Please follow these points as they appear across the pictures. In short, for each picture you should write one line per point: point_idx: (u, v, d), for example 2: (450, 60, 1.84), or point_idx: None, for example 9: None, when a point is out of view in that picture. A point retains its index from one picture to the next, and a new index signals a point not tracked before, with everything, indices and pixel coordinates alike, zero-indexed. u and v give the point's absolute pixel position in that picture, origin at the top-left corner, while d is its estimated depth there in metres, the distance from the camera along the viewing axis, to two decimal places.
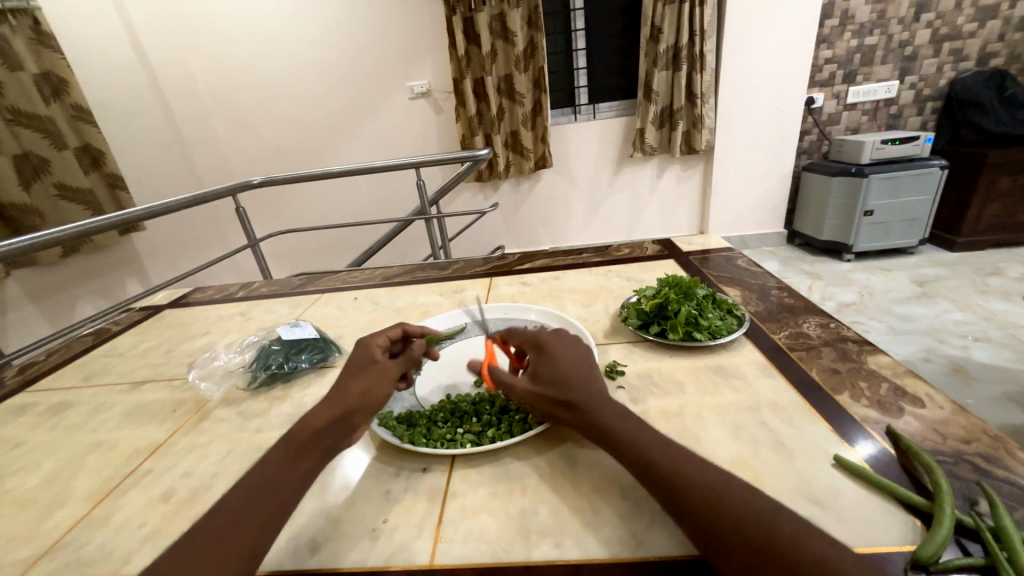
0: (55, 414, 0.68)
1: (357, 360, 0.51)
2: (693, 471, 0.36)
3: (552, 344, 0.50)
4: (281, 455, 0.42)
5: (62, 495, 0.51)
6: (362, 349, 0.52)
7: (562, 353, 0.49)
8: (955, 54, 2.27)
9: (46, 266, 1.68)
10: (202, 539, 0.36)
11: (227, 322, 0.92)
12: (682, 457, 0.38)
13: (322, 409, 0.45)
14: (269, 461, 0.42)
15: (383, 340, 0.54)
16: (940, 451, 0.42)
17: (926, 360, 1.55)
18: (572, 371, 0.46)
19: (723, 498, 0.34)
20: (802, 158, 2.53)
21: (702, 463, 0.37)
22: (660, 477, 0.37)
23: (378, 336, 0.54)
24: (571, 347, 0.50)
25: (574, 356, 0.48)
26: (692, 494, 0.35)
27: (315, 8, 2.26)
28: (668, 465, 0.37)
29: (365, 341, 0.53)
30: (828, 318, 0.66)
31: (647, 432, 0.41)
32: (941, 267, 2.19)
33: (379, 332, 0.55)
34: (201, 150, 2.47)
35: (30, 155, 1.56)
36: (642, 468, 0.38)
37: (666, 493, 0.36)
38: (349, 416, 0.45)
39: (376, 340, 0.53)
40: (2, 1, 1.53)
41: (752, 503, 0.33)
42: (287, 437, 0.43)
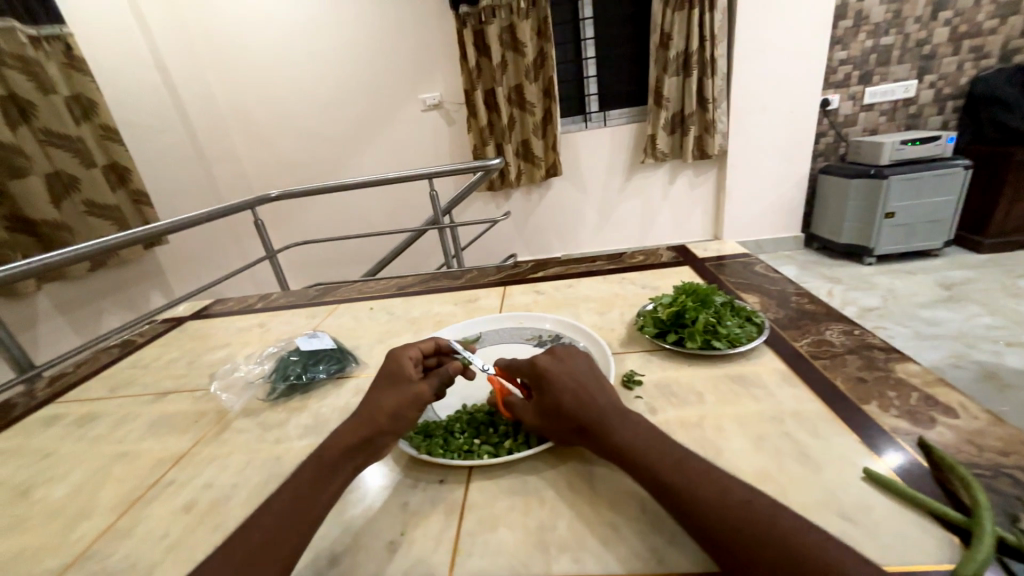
0: (82, 425, 0.70)
1: (390, 375, 0.51)
2: (711, 491, 0.35)
3: (554, 367, 0.48)
4: (312, 473, 0.43)
5: (90, 505, 0.52)
6: (395, 363, 0.52)
7: (568, 376, 0.47)
8: (975, 51, 2.22)
9: (75, 280, 1.74)
10: (235, 552, 0.37)
11: (247, 333, 0.94)
12: (698, 475, 0.37)
13: (352, 427, 0.46)
14: (299, 477, 0.43)
15: (415, 353, 0.54)
16: (976, 463, 0.40)
17: (955, 367, 1.49)
18: (581, 396, 0.45)
19: (742, 520, 0.33)
20: (819, 161, 2.49)
21: (719, 481, 0.36)
22: (676, 497, 0.36)
23: (410, 350, 0.54)
24: (575, 367, 0.49)
25: (581, 378, 0.47)
26: (710, 516, 0.34)
27: (331, 26, 2.32)
28: (684, 486, 0.36)
29: (397, 355, 0.53)
30: (852, 324, 0.64)
31: (662, 451, 0.40)
32: (968, 269, 2.12)
33: (412, 344, 0.56)
34: (221, 165, 2.54)
35: (61, 173, 1.63)
36: (658, 490, 0.37)
37: (683, 514, 0.35)
38: (378, 436, 0.46)
39: (408, 355, 0.53)
40: (38, 29, 1.62)
41: (772, 523, 0.32)
42: (317, 454, 0.44)
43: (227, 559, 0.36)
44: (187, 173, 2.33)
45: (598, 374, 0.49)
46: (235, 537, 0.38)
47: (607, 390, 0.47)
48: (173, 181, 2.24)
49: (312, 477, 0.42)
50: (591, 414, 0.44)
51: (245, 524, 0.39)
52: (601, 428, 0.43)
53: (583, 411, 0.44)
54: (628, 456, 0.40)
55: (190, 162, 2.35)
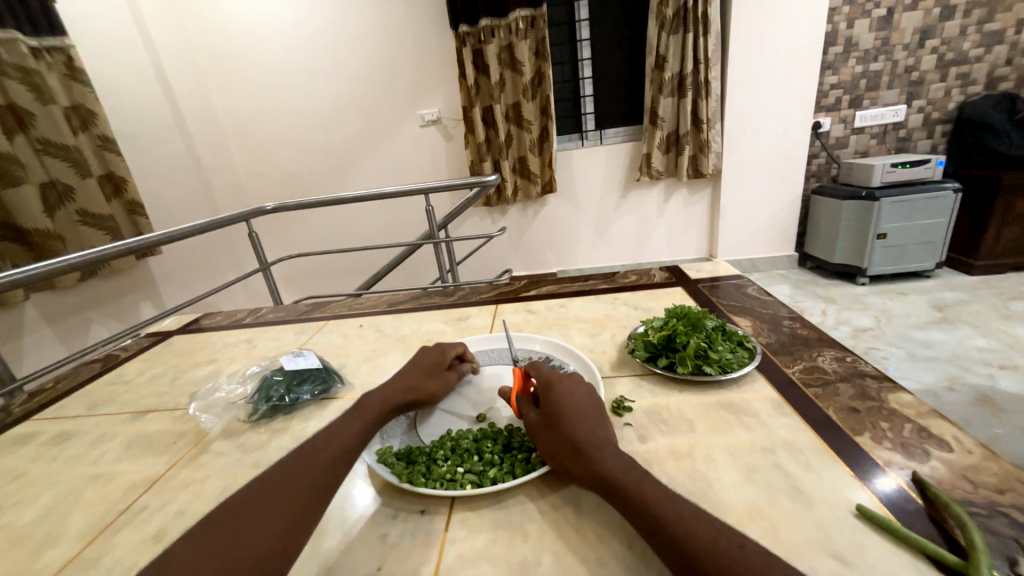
0: (56, 444, 0.68)
1: (435, 363, 0.62)
2: (703, 532, 0.34)
3: (558, 391, 0.49)
4: (361, 426, 0.50)
5: (56, 531, 0.50)
6: (442, 355, 0.64)
7: (568, 400, 0.48)
8: (962, 78, 2.28)
9: (64, 290, 1.71)
10: (291, 485, 0.42)
11: (233, 349, 0.92)
12: (689, 514, 0.36)
13: (400, 393, 0.56)
14: (347, 428, 0.49)
15: (456, 352, 0.66)
16: (972, 501, 0.39)
17: (950, 390, 1.48)
18: (578, 419, 0.46)
19: (735, 562, 0.32)
20: (811, 181, 2.52)
21: (711, 521, 0.35)
22: (668, 537, 0.35)
23: (455, 348, 0.66)
24: (576, 394, 0.49)
25: (580, 405, 0.47)
26: (703, 559, 0.32)
27: (331, 42, 2.35)
28: (676, 525, 0.35)
29: (445, 350, 0.65)
30: (844, 351, 0.64)
31: (654, 485, 0.39)
32: (960, 291, 2.14)
33: (455, 344, 0.67)
34: (218, 176, 2.54)
35: (55, 182, 1.62)
36: (648, 528, 0.36)
37: (674, 557, 0.34)
38: (412, 404, 0.56)
39: (454, 351, 0.65)
40: (40, 40, 1.63)
41: (767, 570, 0.31)
42: (364, 412, 0.52)
43: (289, 493, 0.41)
44: (184, 183, 2.33)
45: (597, 405, 0.49)
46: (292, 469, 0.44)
47: (604, 420, 0.47)
48: (169, 192, 2.23)
49: (360, 433, 0.49)
50: (584, 439, 0.43)
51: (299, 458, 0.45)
52: (595, 451, 0.42)
53: (576, 433, 0.44)
54: (617, 486, 0.39)
55: (187, 172, 2.34)
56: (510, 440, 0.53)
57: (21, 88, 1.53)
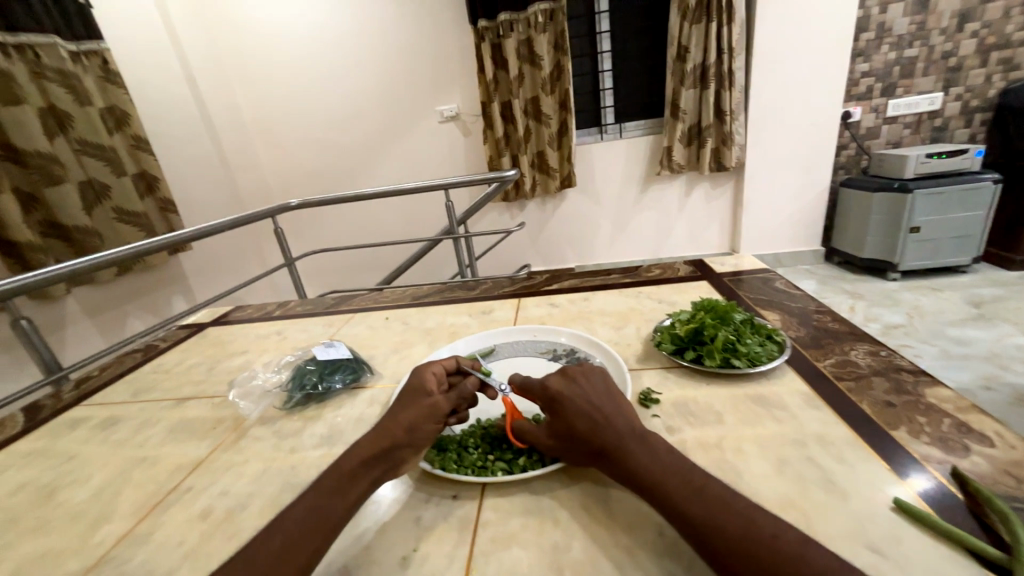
0: (105, 428, 0.72)
1: (411, 390, 0.51)
2: (735, 524, 0.34)
3: (568, 389, 0.47)
4: (332, 483, 0.43)
5: (110, 508, 0.53)
6: (418, 378, 0.53)
7: (582, 398, 0.46)
8: (1004, 63, 2.16)
9: (102, 284, 1.79)
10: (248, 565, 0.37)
11: (265, 340, 0.95)
12: (720, 506, 0.35)
13: (370, 439, 0.46)
14: (318, 488, 0.43)
15: (438, 370, 0.55)
16: (1016, 497, 0.38)
17: (987, 389, 1.43)
18: (595, 416, 0.44)
19: (769, 555, 0.32)
20: (839, 174, 2.44)
21: (745, 513, 0.35)
22: (701, 531, 0.35)
23: (434, 366, 0.55)
24: (589, 389, 0.47)
25: (596, 399, 0.46)
26: (736, 551, 0.33)
27: (351, 40, 2.39)
28: (709, 519, 0.35)
29: (421, 370, 0.54)
30: (878, 345, 0.62)
31: (683, 479, 0.38)
32: (999, 286, 2.04)
33: (435, 362, 0.57)
34: (244, 174, 2.61)
35: (93, 181, 1.69)
36: (680, 522, 0.36)
37: (708, 550, 0.34)
38: (398, 450, 0.46)
39: (432, 369, 0.55)
40: (78, 45, 1.70)
41: (803, 562, 0.31)
42: (338, 463, 0.45)
43: (268, 541, 0.38)
44: (212, 182, 2.40)
45: (615, 393, 0.48)
46: (256, 545, 0.38)
47: (625, 410, 0.46)
48: (197, 189, 2.30)
49: (331, 487, 0.43)
50: (607, 437, 0.43)
51: (265, 531, 0.40)
52: (620, 455, 0.41)
53: (596, 433, 0.43)
54: (648, 489, 0.39)
55: (214, 170, 2.42)
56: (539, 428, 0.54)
57: (60, 91, 1.60)
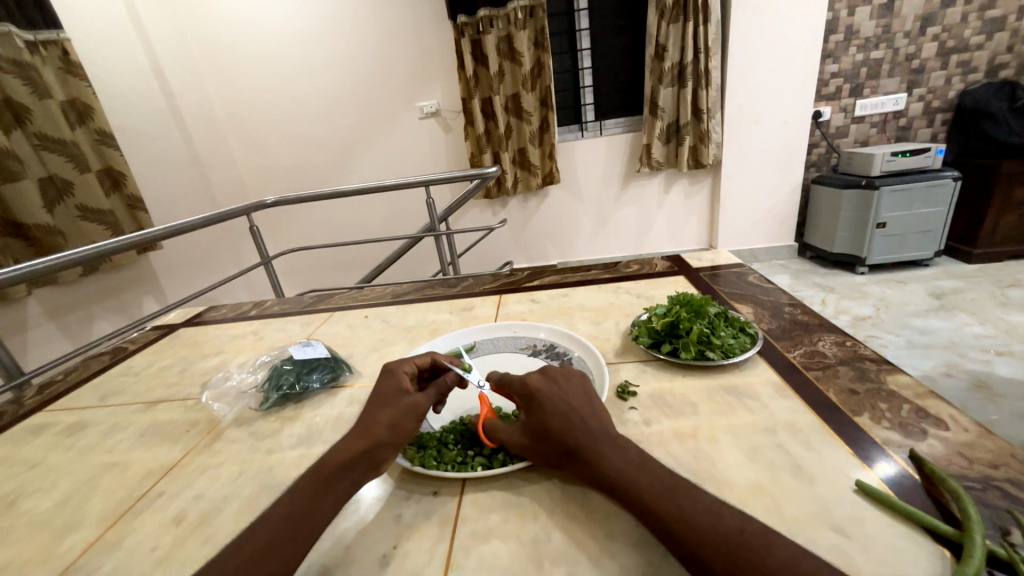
0: (71, 435, 0.69)
1: (387, 390, 0.51)
2: (705, 520, 0.35)
3: (548, 388, 0.48)
4: (309, 487, 0.42)
5: (77, 517, 0.51)
6: (393, 378, 0.52)
7: (560, 398, 0.47)
8: (963, 66, 2.27)
9: (66, 285, 1.72)
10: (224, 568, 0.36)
11: (240, 340, 0.93)
12: (692, 505, 0.37)
13: (351, 440, 0.46)
14: (295, 491, 0.42)
15: (410, 367, 0.54)
16: (967, 476, 0.40)
17: (947, 376, 1.50)
18: (570, 417, 0.45)
19: (737, 547, 0.33)
20: (811, 171, 2.53)
21: (715, 509, 0.36)
22: (671, 528, 0.36)
23: (406, 363, 0.55)
24: (568, 390, 0.48)
25: (574, 401, 0.46)
26: (705, 546, 0.34)
27: (329, 33, 2.34)
28: (678, 516, 0.36)
29: (394, 369, 0.54)
30: (844, 335, 0.65)
31: (653, 478, 0.39)
32: (958, 279, 2.15)
33: (406, 359, 0.56)
34: (217, 171, 2.53)
35: (54, 178, 1.61)
36: (649, 518, 0.37)
37: (677, 545, 0.35)
38: (378, 449, 0.46)
39: (404, 368, 0.54)
40: (35, 34, 1.62)
41: (769, 551, 0.32)
42: (314, 468, 0.44)
43: (244, 545, 0.38)
44: (182, 178, 2.32)
45: (591, 396, 0.48)
46: (227, 553, 0.38)
47: (599, 411, 0.47)
48: (166, 186, 2.22)
49: (309, 492, 0.42)
50: (581, 437, 0.43)
51: (241, 536, 0.39)
52: (594, 455, 0.42)
53: (571, 432, 0.44)
54: (619, 490, 0.40)
55: (185, 166, 2.33)
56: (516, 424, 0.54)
57: (17, 83, 1.52)
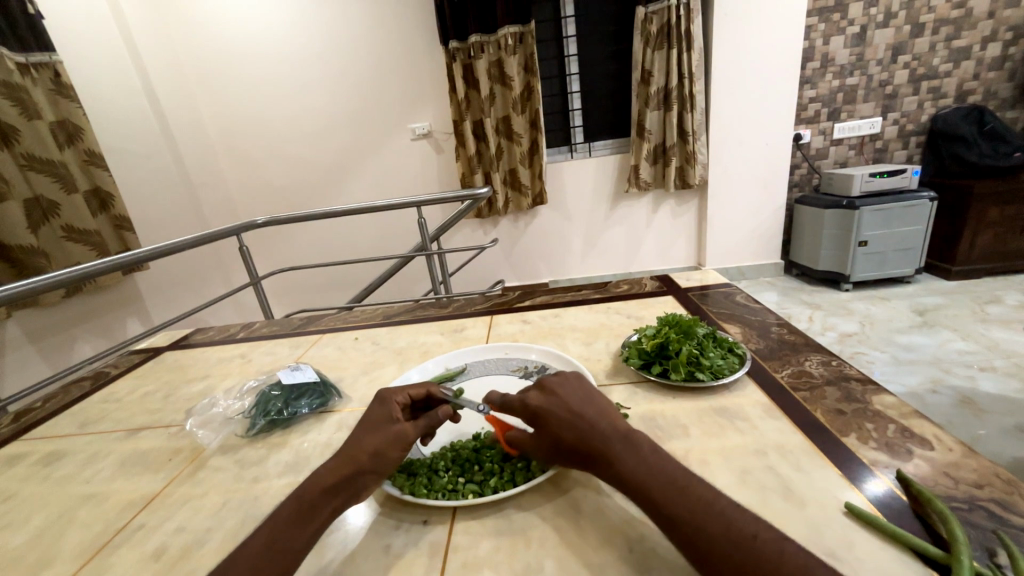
0: (48, 464, 0.67)
1: (376, 418, 0.50)
2: (717, 524, 0.35)
3: (548, 404, 0.47)
4: (291, 514, 0.41)
5: (51, 552, 0.50)
6: (383, 406, 0.52)
7: (563, 410, 0.45)
8: (933, 92, 2.38)
9: (48, 307, 1.68)
10: None
11: (227, 364, 0.91)
12: (704, 505, 0.37)
13: (335, 465, 0.45)
14: (277, 518, 0.41)
15: (403, 397, 0.53)
16: (952, 496, 0.41)
17: (933, 392, 1.52)
18: (578, 428, 0.44)
19: (749, 553, 0.33)
20: (794, 191, 2.60)
21: (727, 512, 0.36)
22: (685, 532, 0.36)
23: (399, 393, 0.54)
24: (568, 397, 0.47)
25: (577, 408, 0.45)
26: (717, 550, 0.34)
27: (322, 56, 2.38)
28: (690, 517, 0.36)
29: (386, 398, 0.53)
30: (830, 355, 0.66)
31: (666, 477, 0.39)
32: (940, 296, 2.20)
33: (401, 388, 0.55)
34: (208, 191, 2.53)
35: (41, 198, 1.60)
36: (664, 519, 0.37)
37: (690, 547, 0.35)
38: (361, 476, 0.45)
39: (396, 398, 0.53)
40: (27, 56, 1.62)
41: (781, 558, 0.32)
42: (297, 494, 0.43)
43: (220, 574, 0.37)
44: (172, 199, 2.31)
45: (594, 397, 0.47)
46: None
47: (607, 410, 0.46)
48: (155, 207, 2.21)
49: (290, 519, 0.41)
50: (591, 442, 0.43)
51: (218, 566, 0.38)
52: (607, 458, 0.42)
53: (582, 439, 0.43)
54: (634, 491, 0.40)
55: (175, 186, 2.33)
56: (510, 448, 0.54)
57: (6, 104, 1.51)
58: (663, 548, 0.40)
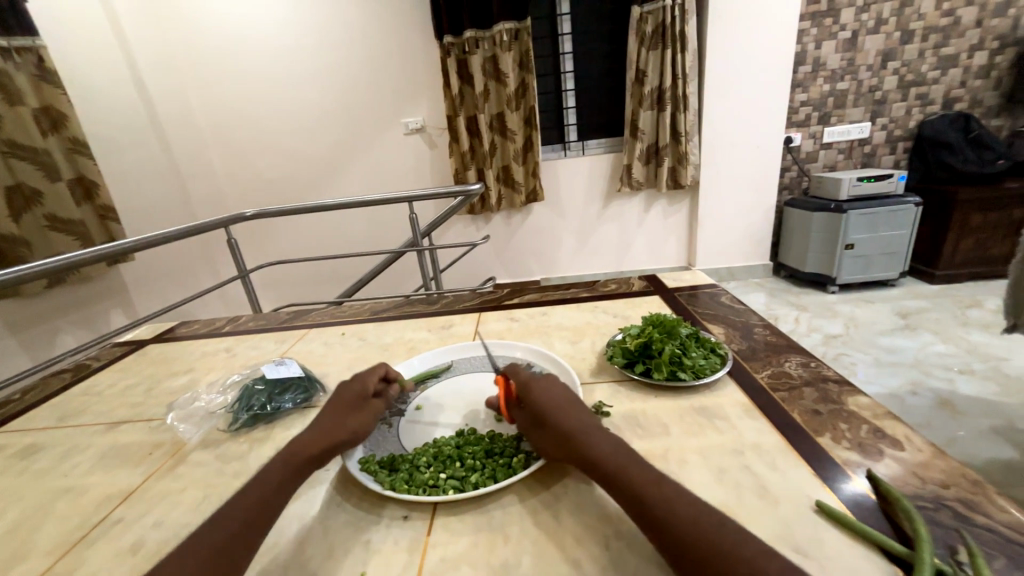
0: (26, 457, 0.66)
1: (352, 403, 0.53)
2: (676, 509, 0.37)
3: (549, 386, 0.51)
4: (269, 488, 0.43)
5: (25, 546, 0.49)
6: (357, 391, 0.55)
7: (560, 394, 0.50)
8: (921, 98, 2.41)
9: (29, 298, 1.65)
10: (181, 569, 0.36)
11: (212, 358, 0.91)
12: (675, 492, 0.38)
13: (315, 445, 0.47)
14: (255, 490, 0.42)
15: (373, 380, 0.57)
16: (920, 496, 0.42)
17: (913, 393, 1.56)
18: (568, 409, 0.48)
19: (713, 533, 0.35)
20: (784, 193, 2.63)
21: (696, 500, 0.38)
22: (648, 513, 0.37)
23: (369, 377, 0.57)
24: (565, 389, 0.51)
25: (570, 398, 0.49)
26: (684, 529, 0.35)
27: (314, 47, 2.35)
28: (660, 500, 0.38)
29: (359, 381, 0.56)
30: (809, 357, 0.67)
31: (641, 466, 0.41)
32: (923, 299, 2.24)
33: (368, 372, 0.58)
34: (196, 182, 2.50)
35: (23, 186, 1.57)
36: (634, 503, 0.38)
37: (658, 528, 0.36)
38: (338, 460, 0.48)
39: (369, 383, 0.56)
40: (9, 40, 1.58)
41: (744, 541, 0.34)
42: (276, 470, 0.44)
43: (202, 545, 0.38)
44: (160, 189, 2.28)
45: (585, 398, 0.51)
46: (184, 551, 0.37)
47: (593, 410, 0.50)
48: (142, 197, 2.18)
49: (267, 497, 0.42)
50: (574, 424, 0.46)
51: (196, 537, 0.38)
52: (584, 440, 0.44)
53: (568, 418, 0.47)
54: (605, 473, 0.41)
55: (163, 176, 2.29)
56: (492, 446, 0.54)
57: None
58: (637, 545, 0.41)
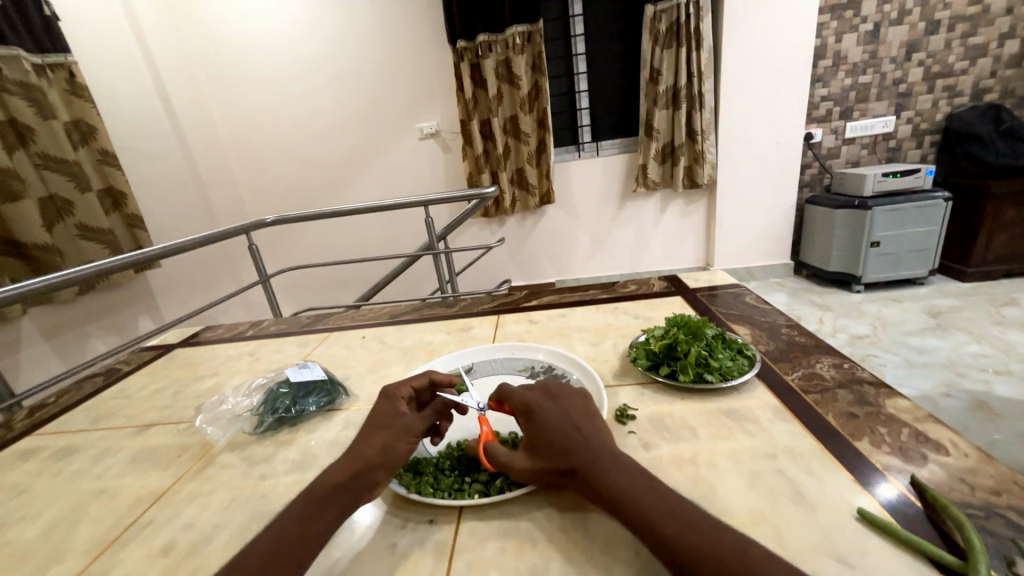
0: (61, 459, 0.68)
1: (381, 415, 0.50)
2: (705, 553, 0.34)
3: (546, 404, 0.48)
4: (301, 509, 0.42)
5: (62, 547, 0.50)
6: (389, 403, 0.52)
7: (558, 414, 0.47)
8: (949, 90, 2.33)
9: (62, 304, 1.71)
10: None
11: (236, 361, 0.92)
12: (692, 522, 0.36)
13: (345, 463, 0.45)
14: (289, 513, 0.42)
15: (406, 390, 0.54)
16: (969, 503, 0.40)
17: (946, 396, 1.50)
18: (569, 432, 0.45)
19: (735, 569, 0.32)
20: (805, 191, 2.56)
21: (715, 530, 0.35)
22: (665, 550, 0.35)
23: (402, 388, 0.54)
24: (567, 405, 0.48)
25: (572, 415, 0.46)
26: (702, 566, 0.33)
27: (330, 56, 2.39)
28: (676, 532, 0.36)
29: (390, 394, 0.53)
30: (841, 358, 0.65)
31: (652, 495, 0.39)
32: (955, 297, 2.16)
33: (403, 382, 0.55)
34: (218, 190, 2.56)
35: (55, 197, 1.63)
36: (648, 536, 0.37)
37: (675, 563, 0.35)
38: (371, 472, 0.45)
39: (401, 393, 0.53)
40: (43, 57, 1.65)
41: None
42: (308, 490, 0.44)
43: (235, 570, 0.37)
44: (183, 197, 2.34)
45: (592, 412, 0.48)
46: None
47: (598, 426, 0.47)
48: (166, 205, 2.24)
49: (299, 518, 0.41)
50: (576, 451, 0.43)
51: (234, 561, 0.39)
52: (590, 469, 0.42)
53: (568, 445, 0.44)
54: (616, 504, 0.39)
55: (185, 184, 2.36)
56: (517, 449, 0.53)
57: (22, 104, 1.54)
58: None
